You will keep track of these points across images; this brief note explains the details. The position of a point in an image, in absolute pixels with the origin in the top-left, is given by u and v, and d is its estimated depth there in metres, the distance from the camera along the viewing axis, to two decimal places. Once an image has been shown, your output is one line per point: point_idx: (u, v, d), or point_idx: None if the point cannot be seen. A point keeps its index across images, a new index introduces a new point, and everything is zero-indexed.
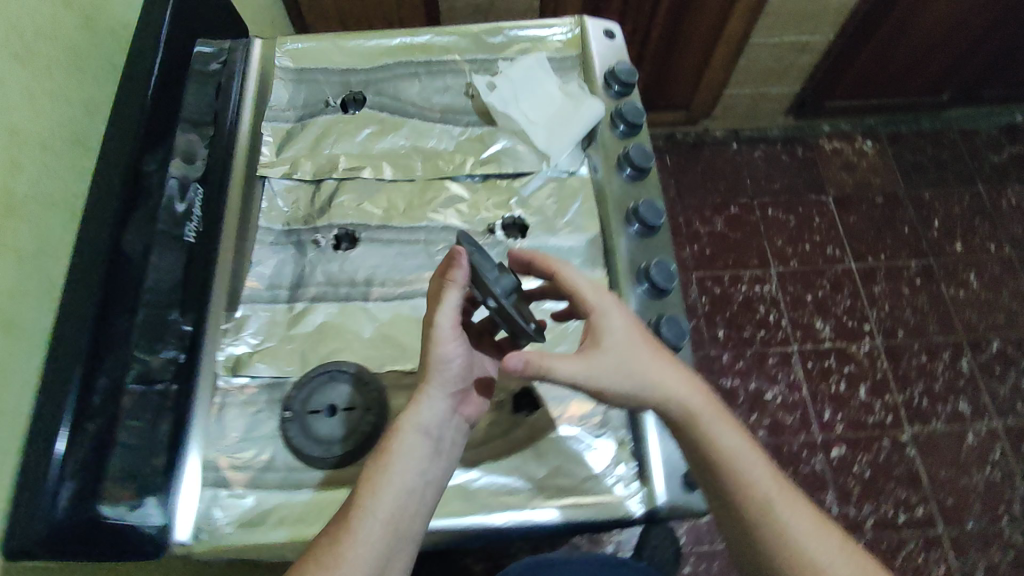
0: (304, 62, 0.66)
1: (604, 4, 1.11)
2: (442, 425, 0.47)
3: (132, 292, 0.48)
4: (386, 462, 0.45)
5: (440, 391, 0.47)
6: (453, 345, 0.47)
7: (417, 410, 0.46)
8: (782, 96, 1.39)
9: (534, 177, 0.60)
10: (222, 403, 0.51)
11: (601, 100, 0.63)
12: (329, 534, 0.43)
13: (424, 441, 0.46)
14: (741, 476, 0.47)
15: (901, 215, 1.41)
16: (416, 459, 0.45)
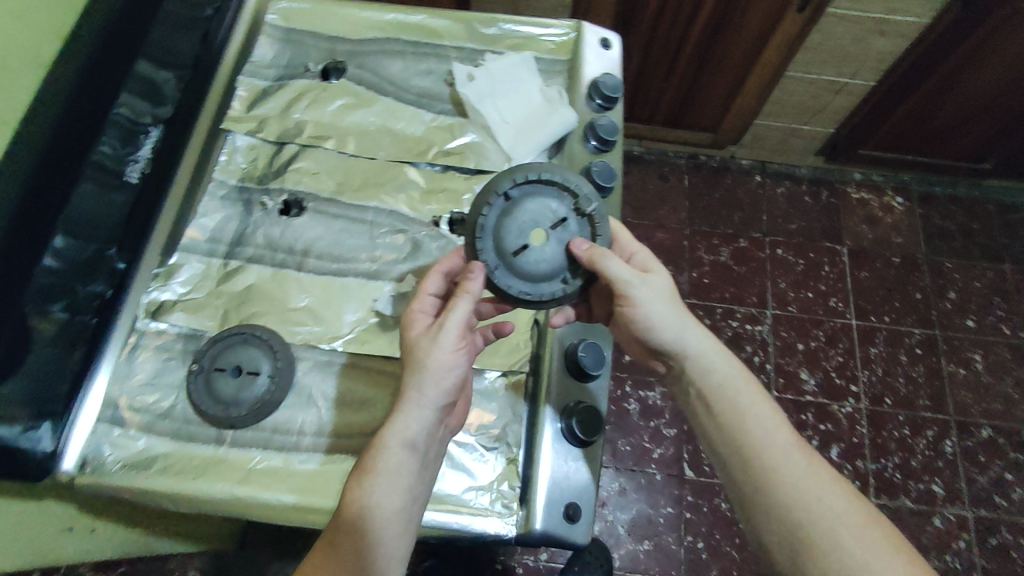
0: (298, 24, 0.66)
1: (637, 13, 1.08)
2: (428, 438, 0.47)
3: (50, 217, 0.47)
4: (367, 478, 0.45)
5: (428, 405, 0.47)
6: (450, 356, 0.48)
7: (401, 423, 0.46)
8: (815, 136, 1.34)
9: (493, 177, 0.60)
10: (136, 343, 0.52)
11: (578, 111, 0.62)
12: (325, 546, 0.44)
13: (409, 456, 0.46)
14: (760, 420, 0.51)
15: (915, 280, 1.35)
16: (402, 475, 0.45)
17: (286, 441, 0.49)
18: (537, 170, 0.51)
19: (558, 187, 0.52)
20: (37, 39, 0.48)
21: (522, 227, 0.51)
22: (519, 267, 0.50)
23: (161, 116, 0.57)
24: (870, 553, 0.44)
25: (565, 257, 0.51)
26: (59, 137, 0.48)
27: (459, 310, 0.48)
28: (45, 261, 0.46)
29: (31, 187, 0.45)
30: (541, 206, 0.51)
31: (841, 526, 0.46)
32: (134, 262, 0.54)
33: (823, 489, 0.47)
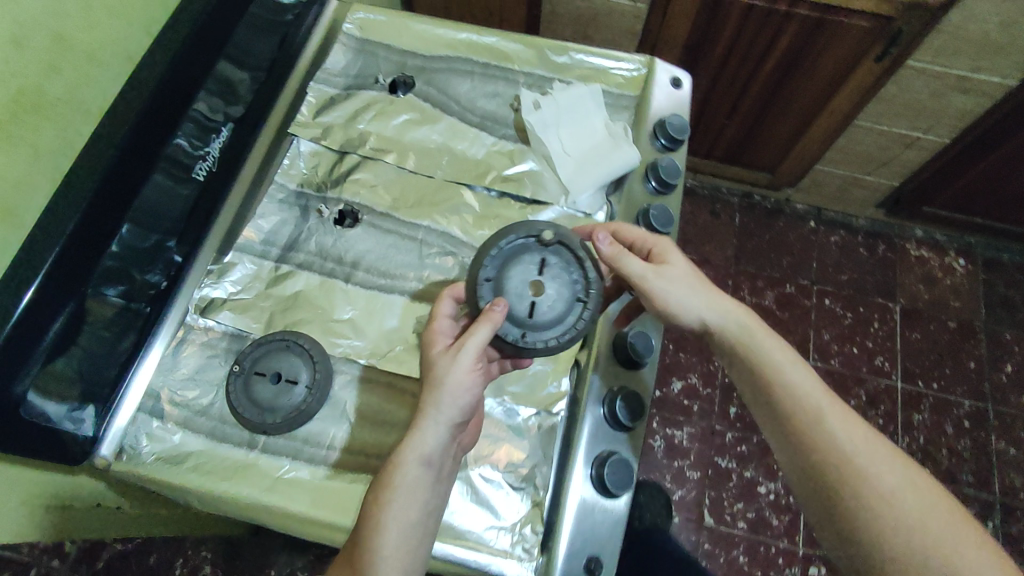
0: (373, 35, 0.67)
1: (706, 50, 1.06)
2: (443, 454, 0.46)
3: (124, 204, 0.49)
4: (387, 493, 0.44)
5: (444, 422, 0.46)
6: (468, 378, 0.47)
7: (416, 440, 0.45)
8: (878, 187, 1.29)
9: (548, 208, 0.59)
10: (183, 338, 0.53)
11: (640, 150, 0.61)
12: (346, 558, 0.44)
13: (425, 471, 0.45)
14: (789, 384, 0.49)
15: (970, 348, 1.29)
16: (418, 491, 0.44)
17: (314, 453, 0.49)
18: (501, 237, 0.51)
19: (528, 235, 0.51)
20: (127, 34, 0.51)
21: (519, 289, 0.50)
22: (537, 321, 0.49)
23: (232, 115, 0.59)
24: (908, 513, 0.44)
25: (570, 282, 0.50)
26: (138, 129, 0.49)
27: (476, 334, 0.47)
28: (110, 248, 0.48)
29: (110, 176, 0.47)
30: (523, 264, 0.50)
31: (877, 492, 0.45)
32: (191, 255, 0.55)
33: (856, 452, 0.47)
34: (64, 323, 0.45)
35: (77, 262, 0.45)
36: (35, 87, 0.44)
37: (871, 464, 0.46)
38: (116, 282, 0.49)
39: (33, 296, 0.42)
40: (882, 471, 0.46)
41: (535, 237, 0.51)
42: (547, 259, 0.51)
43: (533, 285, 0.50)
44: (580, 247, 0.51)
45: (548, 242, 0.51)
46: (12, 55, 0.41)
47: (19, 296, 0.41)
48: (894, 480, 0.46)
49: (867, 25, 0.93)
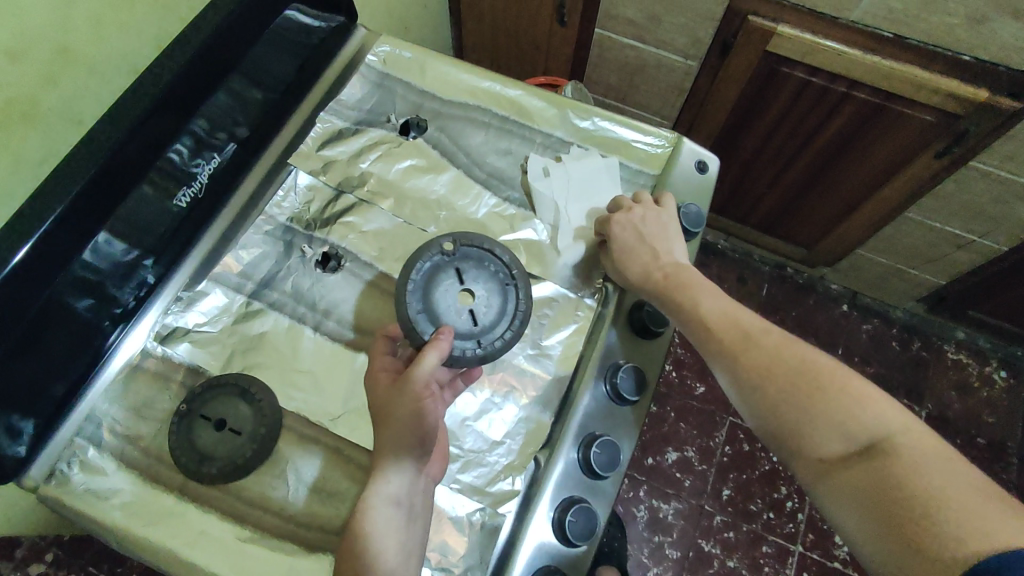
0: (396, 70, 0.65)
1: (754, 117, 1.01)
2: (411, 491, 0.44)
3: (107, 209, 0.45)
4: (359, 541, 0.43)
5: (408, 454, 0.44)
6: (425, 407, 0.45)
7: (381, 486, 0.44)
8: (922, 283, 1.21)
9: (541, 283, 0.55)
10: (137, 365, 0.51)
11: None
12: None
13: (395, 511, 0.43)
14: (707, 305, 0.51)
15: (998, 470, 1.20)
16: (392, 533, 0.43)
17: (247, 512, 0.47)
18: (413, 269, 0.49)
19: (439, 255, 0.50)
20: (135, 48, 0.50)
21: (452, 307, 0.49)
22: (483, 324, 0.49)
23: (236, 135, 0.57)
24: (784, 380, 0.46)
25: (496, 276, 0.51)
26: (140, 131, 0.46)
27: (426, 358, 0.46)
28: (84, 255, 0.45)
29: (108, 162, 0.44)
30: (443, 284, 0.50)
31: (750, 371, 0.47)
32: (164, 277, 0.54)
33: (728, 337, 0.49)
34: (23, 327, 0.42)
35: (48, 264, 0.42)
36: (27, 96, 0.43)
37: (742, 346, 0.48)
38: (83, 295, 0.47)
39: (27, 254, 0.40)
40: (758, 347, 0.48)
41: (435, 253, 0.50)
42: (457, 264, 0.50)
43: (462, 296, 0.50)
44: (483, 241, 0.51)
45: (454, 250, 0.51)
46: (6, 67, 0.41)
47: (17, 250, 0.39)
48: (771, 352, 0.47)
49: (933, 118, 0.85)
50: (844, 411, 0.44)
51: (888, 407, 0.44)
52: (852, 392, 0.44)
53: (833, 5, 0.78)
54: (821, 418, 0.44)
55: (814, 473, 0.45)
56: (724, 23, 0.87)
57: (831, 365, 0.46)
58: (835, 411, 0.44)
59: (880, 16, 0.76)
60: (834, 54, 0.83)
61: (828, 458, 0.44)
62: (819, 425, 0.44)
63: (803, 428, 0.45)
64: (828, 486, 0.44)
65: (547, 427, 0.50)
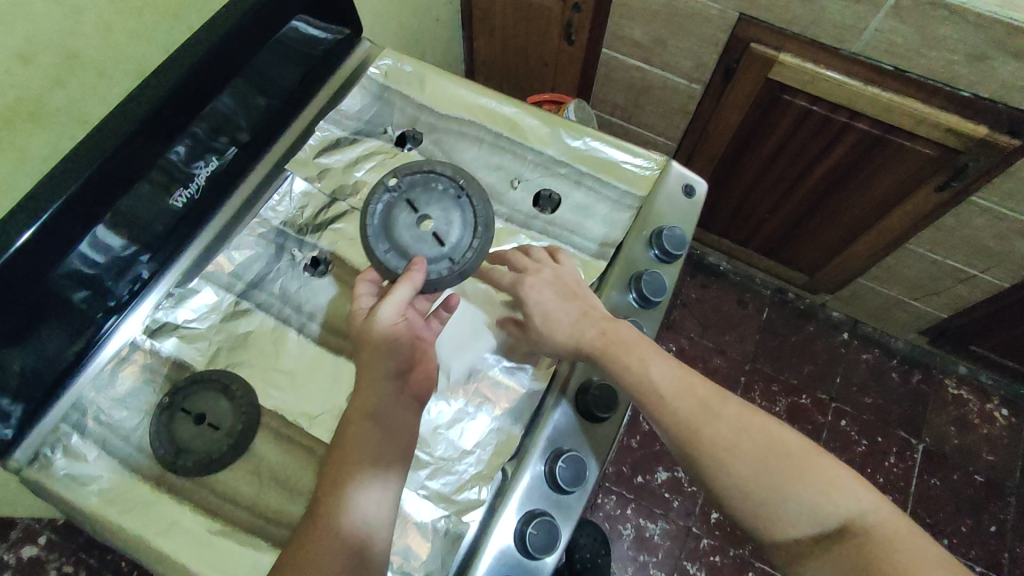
0: (396, 83, 0.67)
1: (755, 142, 1.01)
2: (392, 407, 0.48)
3: (107, 203, 0.47)
4: (344, 473, 0.45)
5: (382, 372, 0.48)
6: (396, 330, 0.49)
7: (355, 443, 0.46)
8: (923, 315, 1.20)
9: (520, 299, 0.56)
10: (125, 357, 0.53)
11: (630, 251, 0.59)
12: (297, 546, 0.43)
13: (374, 426, 0.46)
14: (666, 380, 0.49)
15: (994, 509, 1.18)
16: (372, 442, 0.46)
17: (220, 506, 0.48)
18: (369, 214, 0.54)
19: (389, 193, 0.54)
20: (142, 54, 0.52)
21: (417, 236, 0.53)
22: (449, 242, 0.53)
23: (238, 140, 0.59)
24: (754, 458, 0.45)
25: (445, 194, 0.55)
26: (143, 130, 0.47)
27: (405, 291, 0.50)
28: (82, 244, 0.47)
29: (110, 158, 0.46)
30: (400, 217, 0.54)
31: (718, 449, 0.46)
32: (158, 273, 0.56)
33: (690, 409, 0.48)
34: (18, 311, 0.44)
35: (45, 254, 0.44)
36: (34, 97, 0.45)
37: (704, 420, 0.47)
38: (78, 286, 0.49)
39: (31, 238, 0.42)
40: (722, 420, 0.47)
41: (381, 195, 0.54)
42: (406, 197, 0.54)
43: (421, 223, 0.54)
44: (423, 167, 0.56)
45: (398, 188, 0.54)
46: (16, 69, 0.43)
47: (19, 234, 0.41)
48: (737, 428, 0.47)
49: (935, 153, 0.85)
50: (813, 491, 0.44)
51: (853, 487, 0.45)
52: (818, 472, 0.45)
53: (835, 36, 0.78)
54: (791, 498, 0.44)
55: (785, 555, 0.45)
56: (728, 49, 0.88)
57: (794, 439, 0.47)
58: (804, 492, 0.44)
59: (881, 49, 0.77)
60: (835, 85, 0.83)
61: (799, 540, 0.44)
62: (791, 505, 0.44)
63: (775, 510, 0.45)
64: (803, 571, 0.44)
65: (517, 438, 0.51)
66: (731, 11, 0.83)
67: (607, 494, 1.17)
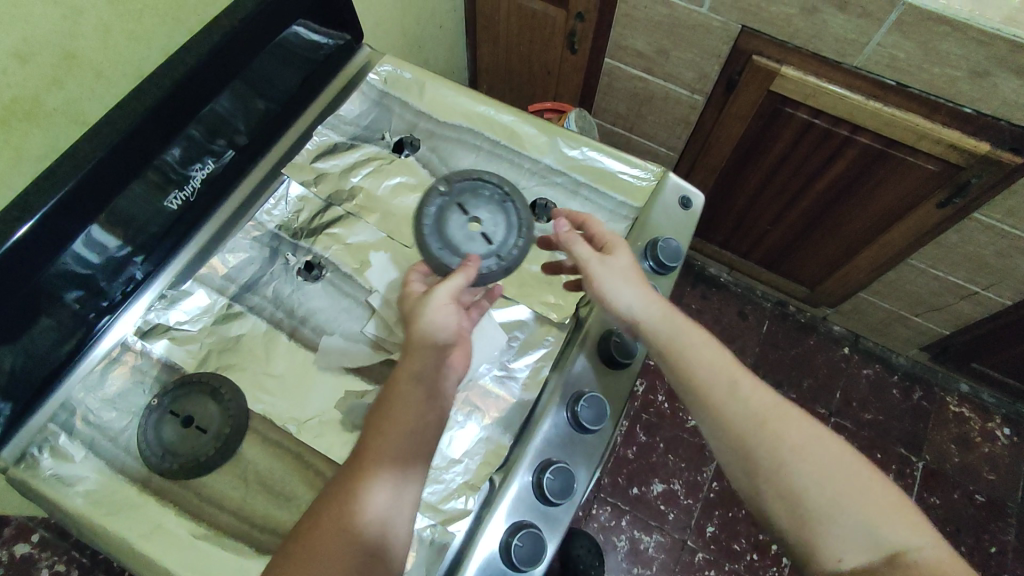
0: (395, 89, 0.67)
1: (757, 153, 1.01)
2: (435, 371, 0.49)
3: (102, 202, 0.47)
4: (384, 428, 0.46)
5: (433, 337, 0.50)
6: (440, 317, 0.50)
7: (395, 420, 0.47)
8: (925, 331, 1.19)
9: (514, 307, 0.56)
10: (115, 357, 0.53)
11: None
12: (307, 541, 0.42)
13: (416, 387, 0.48)
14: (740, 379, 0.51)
15: (994, 529, 1.16)
16: (414, 402, 0.47)
17: (205, 510, 0.48)
18: (422, 215, 0.54)
19: (440, 197, 0.55)
20: (141, 56, 0.53)
21: (467, 235, 0.54)
22: (498, 241, 0.54)
23: (235, 143, 0.59)
24: (818, 466, 0.46)
25: (491, 199, 0.55)
26: (139, 133, 0.48)
27: (458, 281, 0.50)
28: (76, 242, 0.47)
29: (105, 159, 0.46)
30: (451, 220, 0.54)
31: (780, 447, 0.47)
32: (152, 274, 0.56)
33: (762, 404, 0.49)
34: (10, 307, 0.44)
35: (39, 253, 0.44)
36: (31, 97, 0.46)
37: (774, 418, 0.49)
38: (71, 285, 0.49)
39: (29, 232, 0.42)
40: (790, 422, 0.49)
41: (432, 196, 0.55)
42: (455, 201, 0.55)
43: (471, 224, 0.54)
44: (472, 176, 0.56)
45: (448, 191, 0.55)
46: (13, 69, 0.44)
47: (18, 227, 0.42)
48: (805, 436, 0.48)
49: (937, 168, 0.84)
50: (870, 512, 0.45)
51: (912, 519, 0.45)
52: (878, 496, 0.46)
53: (837, 50, 0.78)
54: (848, 513, 0.45)
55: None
56: (729, 61, 0.88)
57: (859, 462, 0.47)
58: (862, 509, 0.45)
59: (882, 64, 0.76)
60: (837, 98, 0.83)
61: (850, 563, 0.44)
62: (846, 522, 0.45)
63: (828, 522, 0.45)
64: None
65: (506, 448, 0.50)
66: (734, 23, 0.82)
67: (601, 505, 1.16)
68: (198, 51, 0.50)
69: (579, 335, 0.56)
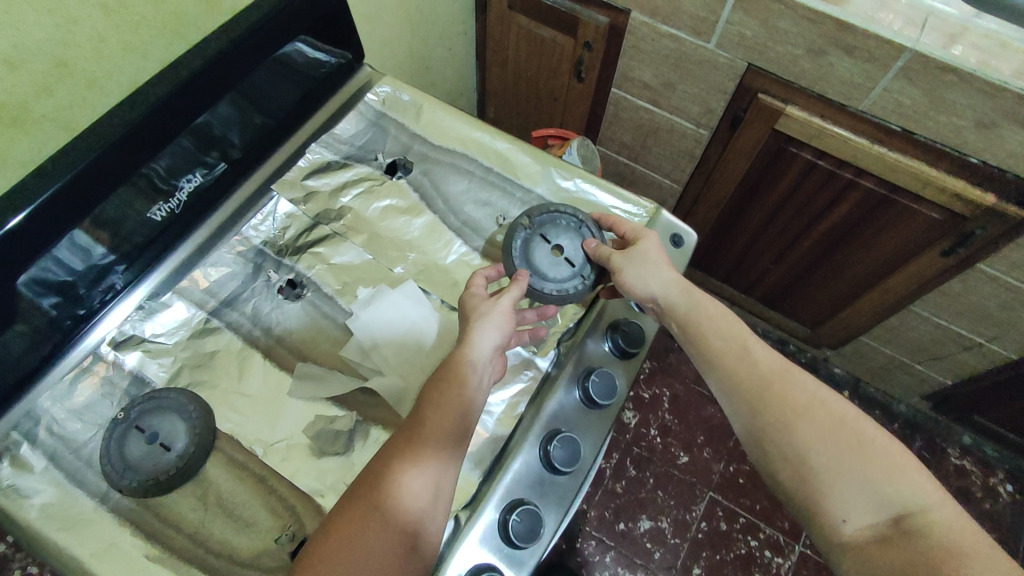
0: (393, 111, 0.68)
1: (761, 191, 1.00)
2: (489, 363, 0.50)
3: (90, 201, 0.46)
4: (442, 404, 0.47)
5: (492, 331, 0.51)
6: (501, 325, 0.52)
7: (451, 399, 0.47)
8: (926, 380, 1.16)
9: None
10: (88, 367, 0.52)
11: (599, 312, 0.58)
12: (352, 519, 0.42)
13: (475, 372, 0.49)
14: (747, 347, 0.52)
15: None
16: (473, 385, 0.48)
17: (160, 530, 0.46)
18: (511, 248, 0.57)
19: (525, 230, 0.58)
20: (137, 67, 0.53)
21: (553, 264, 0.57)
22: (581, 263, 0.57)
23: (229, 157, 0.59)
24: (823, 427, 0.47)
25: (569, 227, 0.59)
26: (133, 135, 0.47)
27: (514, 292, 0.53)
28: (59, 245, 0.46)
29: (97, 160, 0.45)
30: (537, 251, 0.57)
31: (786, 411, 0.48)
32: (132, 284, 0.56)
33: (769, 368, 0.50)
34: None
35: (19, 255, 0.43)
36: (20, 103, 0.45)
37: (776, 383, 0.49)
38: (49, 291, 0.48)
39: (24, 221, 0.42)
40: (797, 385, 0.49)
41: (518, 230, 0.58)
42: (540, 234, 0.58)
43: (556, 252, 0.58)
44: (556, 211, 0.59)
45: (532, 224, 0.58)
46: (3, 75, 0.43)
47: (13, 216, 0.42)
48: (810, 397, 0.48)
49: (942, 217, 0.82)
50: (879, 473, 0.44)
51: (924, 482, 0.44)
52: (886, 457, 0.45)
53: (841, 92, 0.77)
54: (854, 474, 0.45)
55: (834, 540, 0.44)
56: (735, 98, 0.88)
57: (867, 425, 0.47)
58: (869, 469, 0.45)
59: (889, 109, 0.75)
60: (842, 141, 0.82)
61: (855, 525, 0.44)
62: (852, 483, 0.45)
63: (829, 483, 0.45)
64: (845, 556, 0.44)
65: (474, 484, 0.49)
66: (740, 60, 0.82)
67: (586, 539, 1.13)
68: (192, 62, 0.50)
69: (592, 316, 0.58)
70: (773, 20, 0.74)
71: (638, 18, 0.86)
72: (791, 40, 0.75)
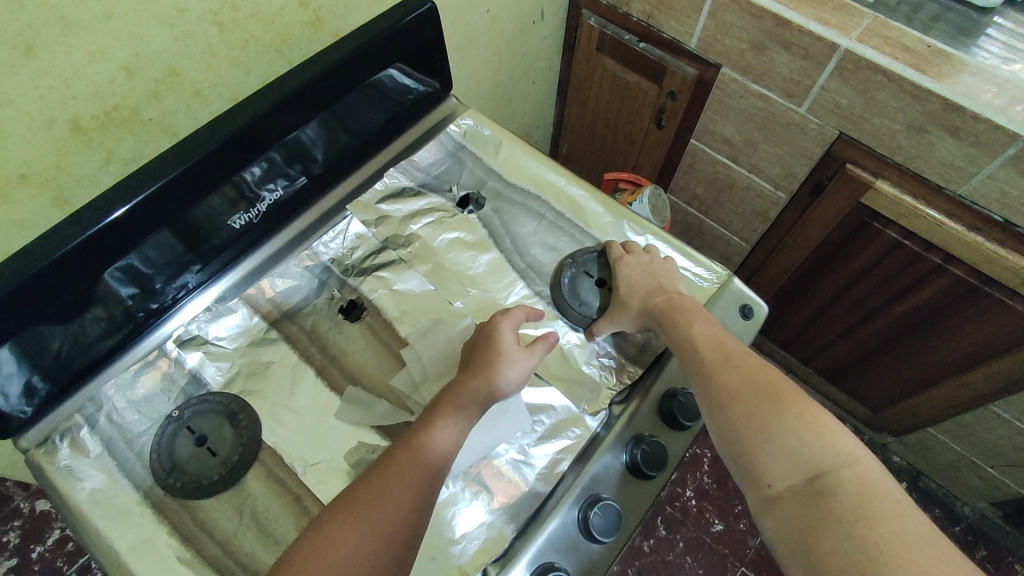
0: (472, 144, 0.68)
1: (835, 262, 0.95)
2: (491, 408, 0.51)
3: (182, 205, 0.48)
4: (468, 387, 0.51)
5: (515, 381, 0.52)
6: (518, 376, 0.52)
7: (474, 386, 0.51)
8: (998, 487, 1.07)
9: (552, 403, 0.53)
10: (152, 361, 0.54)
11: (654, 378, 0.56)
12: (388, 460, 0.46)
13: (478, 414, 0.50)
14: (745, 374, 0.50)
15: None
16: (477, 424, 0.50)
17: (195, 533, 0.47)
18: (559, 287, 0.60)
19: (569, 269, 0.62)
20: (240, 80, 0.55)
21: (592, 295, 0.60)
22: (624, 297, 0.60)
23: (311, 172, 0.60)
24: (748, 402, 0.48)
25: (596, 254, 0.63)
26: (225, 149, 0.48)
27: (543, 351, 0.54)
28: (145, 242, 0.48)
29: (192, 167, 0.47)
30: (583, 287, 0.61)
31: (722, 396, 0.49)
32: (204, 284, 0.57)
33: (710, 359, 0.51)
34: (71, 295, 0.45)
35: (111, 252, 0.45)
36: (131, 107, 0.48)
37: (721, 367, 0.50)
38: (130, 284, 0.50)
39: (122, 217, 0.44)
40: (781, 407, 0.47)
41: (560, 271, 0.61)
42: (579, 271, 0.62)
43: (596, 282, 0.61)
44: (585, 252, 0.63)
45: (571, 262, 0.62)
46: (120, 80, 0.46)
47: (113, 211, 0.44)
48: (742, 378, 0.49)
49: None
50: (794, 436, 0.45)
51: (838, 440, 0.44)
52: (801, 420, 0.46)
53: (939, 174, 0.73)
54: (774, 441, 0.45)
55: (760, 500, 0.45)
56: (820, 166, 0.84)
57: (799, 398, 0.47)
58: (783, 433, 0.45)
59: (992, 197, 0.70)
60: (933, 224, 0.77)
61: (778, 487, 0.44)
62: (774, 449, 0.45)
63: (759, 455, 0.46)
64: (771, 516, 0.44)
65: (508, 539, 0.47)
66: (831, 128, 0.79)
67: None
68: (287, 83, 0.51)
69: (643, 386, 0.56)
70: (874, 92, 0.71)
71: (728, 74, 0.84)
72: (890, 115, 0.72)
